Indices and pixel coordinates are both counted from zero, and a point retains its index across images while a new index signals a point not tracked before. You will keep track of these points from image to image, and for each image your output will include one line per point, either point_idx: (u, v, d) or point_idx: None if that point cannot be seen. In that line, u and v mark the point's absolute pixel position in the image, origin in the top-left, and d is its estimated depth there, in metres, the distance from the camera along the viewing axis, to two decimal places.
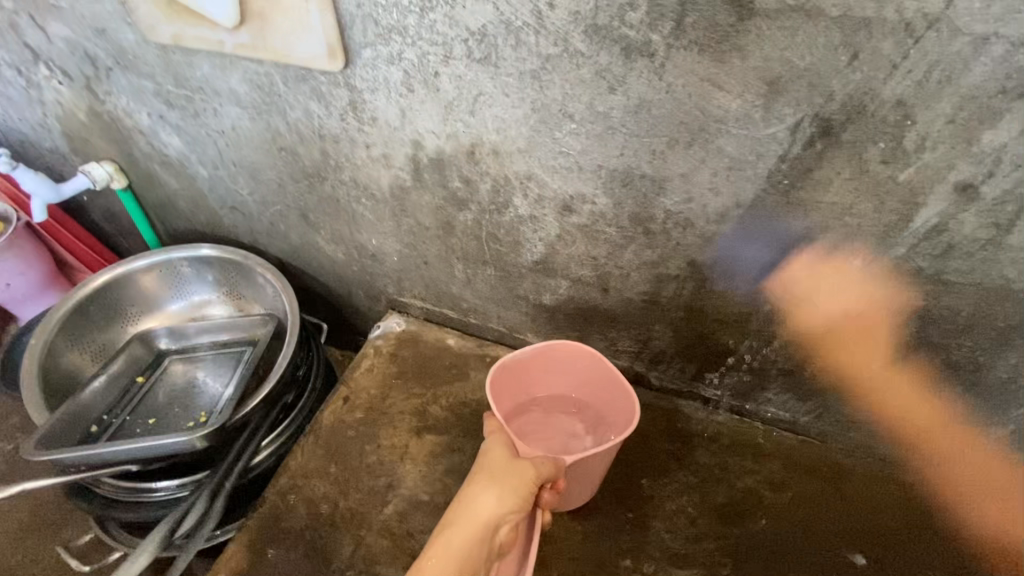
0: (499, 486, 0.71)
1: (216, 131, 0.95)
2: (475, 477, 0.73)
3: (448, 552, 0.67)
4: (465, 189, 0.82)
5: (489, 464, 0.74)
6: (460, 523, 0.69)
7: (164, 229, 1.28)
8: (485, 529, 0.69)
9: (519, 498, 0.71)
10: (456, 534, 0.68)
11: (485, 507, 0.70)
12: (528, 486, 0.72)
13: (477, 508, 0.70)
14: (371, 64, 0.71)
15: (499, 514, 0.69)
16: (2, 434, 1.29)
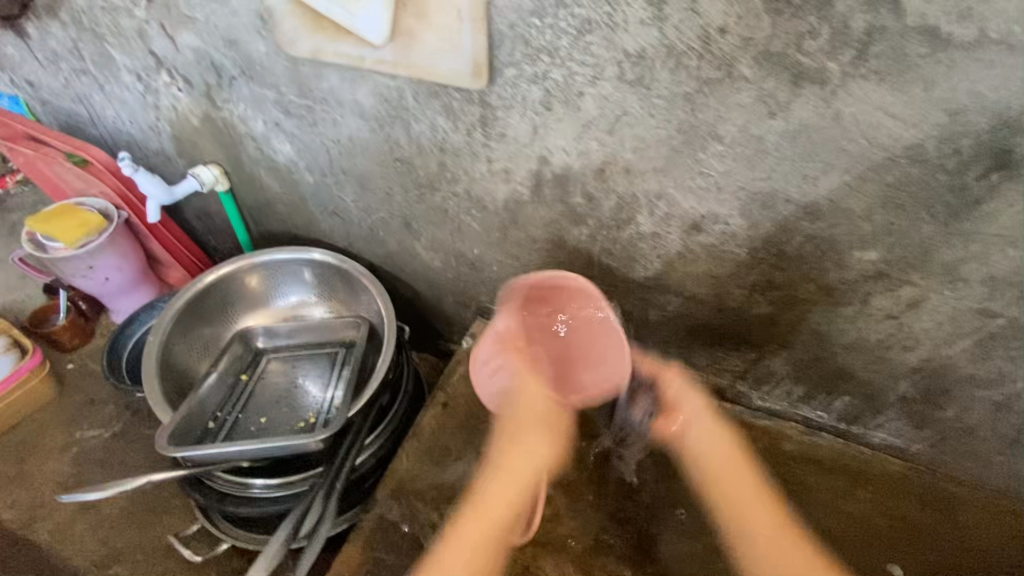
0: (542, 444, 0.81)
1: (331, 140, 0.98)
2: (512, 431, 0.81)
3: (500, 492, 0.78)
4: (586, 205, 0.82)
5: (526, 423, 0.81)
6: (514, 472, 0.79)
7: (256, 230, 1.32)
8: (533, 477, 0.80)
9: (559, 450, 0.83)
10: (510, 481, 0.78)
11: (537, 456, 0.80)
12: (563, 440, 0.84)
13: (529, 458, 0.80)
14: (514, 83, 0.72)
15: (545, 467, 0.81)
16: (99, 421, 1.34)
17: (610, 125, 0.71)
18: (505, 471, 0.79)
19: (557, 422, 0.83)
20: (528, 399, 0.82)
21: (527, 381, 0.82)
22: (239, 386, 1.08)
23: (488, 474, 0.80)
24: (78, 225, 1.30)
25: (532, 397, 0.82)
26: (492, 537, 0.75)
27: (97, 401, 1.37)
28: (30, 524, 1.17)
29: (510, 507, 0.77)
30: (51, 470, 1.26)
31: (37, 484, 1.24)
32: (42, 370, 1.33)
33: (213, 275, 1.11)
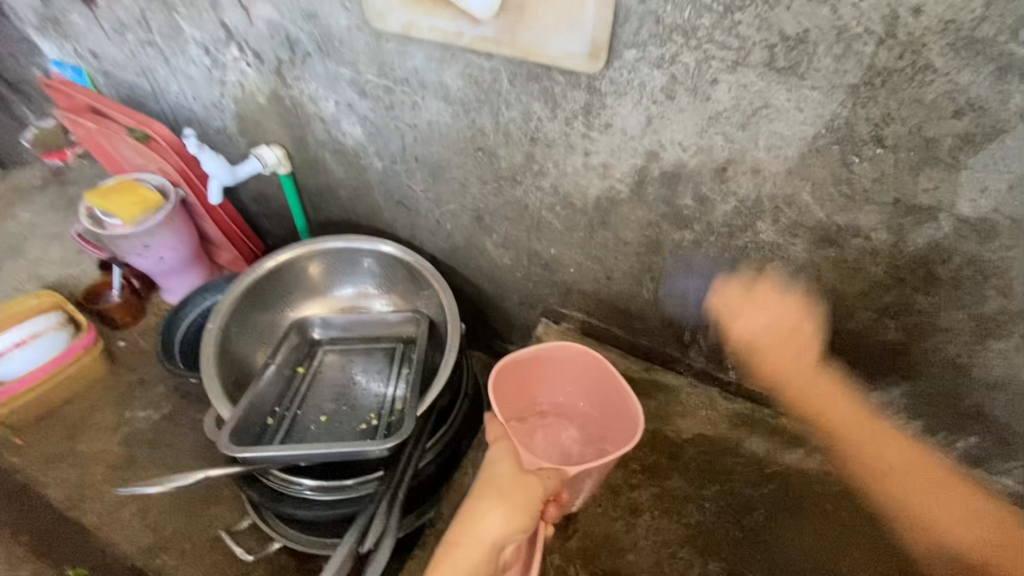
0: (501, 498, 0.71)
1: (407, 125, 0.91)
2: (482, 492, 0.72)
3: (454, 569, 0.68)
4: (695, 208, 0.73)
5: (494, 483, 0.73)
6: (465, 542, 0.69)
7: (314, 215, 1.27)
8: (489, 548, 0.68)
9: (527, 517, 0.69)
10: (461, 557, 0.68)
11: (492, 526, 0.70)
12: (534, 503, 0.70)
13: (482, 530, 0.69)
14: (635, 67, 0.64)
15: (508, 535, 0.69)
16: (148, 403, 1.32)
17: (745, 118, 0.62)
18: (466, 542, 0.70)
19: (514, 488, 0.71)
20: (493, 464, 0.75)
21: (498, 449, 0.75)
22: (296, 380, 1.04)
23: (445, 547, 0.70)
24: (137, 203, 1.27)
25: (500, 460, 0.75)
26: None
27: (148, 382, 1.35)
28: (80, 504, 1.15)
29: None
30: (101, 450, 1.24)
31: (87, 463, 1.22)
32: (95, 350, 1.31)
33: (272, 262, 1.07)
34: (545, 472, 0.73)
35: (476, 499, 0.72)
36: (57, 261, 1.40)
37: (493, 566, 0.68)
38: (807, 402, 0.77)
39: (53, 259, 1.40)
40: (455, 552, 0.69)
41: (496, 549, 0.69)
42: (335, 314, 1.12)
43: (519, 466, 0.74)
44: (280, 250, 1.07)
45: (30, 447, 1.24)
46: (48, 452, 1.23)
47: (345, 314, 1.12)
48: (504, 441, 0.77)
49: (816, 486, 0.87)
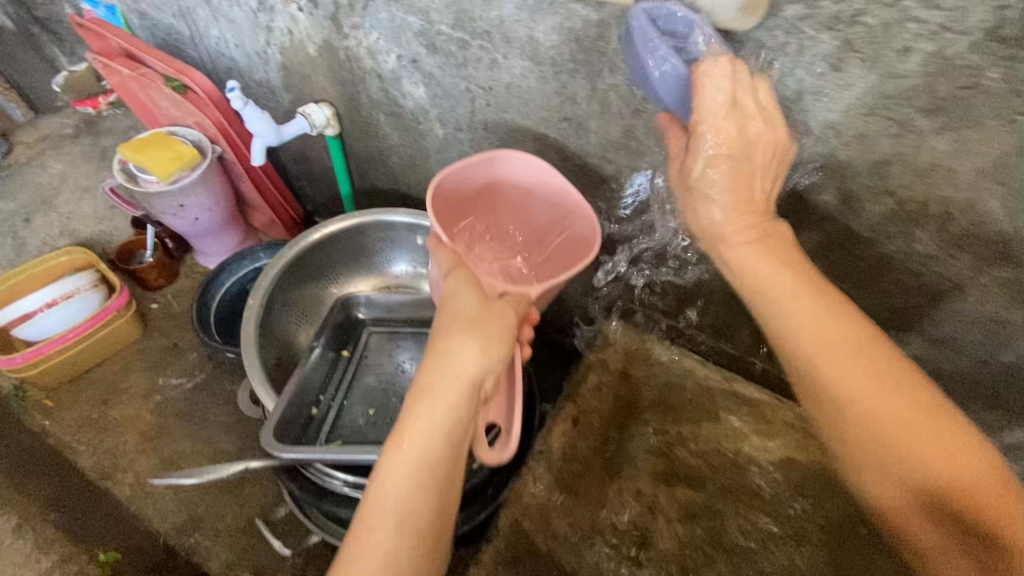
0: (482, 336, 0.56)
1: (481, 88, 0.79)
2: (447, 322, 0.58)
3: (433, 413, 0.52)
4: (834, 206, 0.61)
5: (461, 311, 0.59)
6: (443, 374, 0.54)
7: (361, 182, 1.16)
8: (470, 385, 0.54)
9: (506, 344, 0.57)
10: (440, 401, 0.53)
11: (470, 357, 0.55)
12: (510, 330, 0.59)
13: (456, 357, 0.55)
14: (798, 30, 0.51)
15: (491, 361, 0.55)
16: (181, 370, 1.26)
17: (937, 101, 0.49)
18: (434, 386, 0.53)
19: (491, 316, 0.59)
20: (450, 301, 0.60)
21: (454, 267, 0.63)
22: (341, 364, 0.96)
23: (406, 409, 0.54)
24: (173, 158, 1.18)
25: (461, 290, 0.61)
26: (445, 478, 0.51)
27: (182, 348, 1.29)
28: (111, 475, 1.11)
29: (424, 467, 0.51)
30: (134, 417, 1.19)
31: (119, 431, 1.17)
32: (128, 313, 1.25)
33: (318, 234, 0.97)
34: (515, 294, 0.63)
35: (438, 339, 0.57)
36: (89, 217, 1.33)
37: (477, 405, 0.55)
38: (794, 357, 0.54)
39: (85, 214, 1.32)
40: (411, 449, 0.51)
41: (479, 390, 0.55)
42: (382, 293, 1.03)
43: (487, 296, 0.61)
44: (325, 221, 0.97)
45: (63, 411, 1.19)
46: (81, 416, 1.19)
47: (392, 294, 1.03)
48: (463, 271, 0.63)
49: None
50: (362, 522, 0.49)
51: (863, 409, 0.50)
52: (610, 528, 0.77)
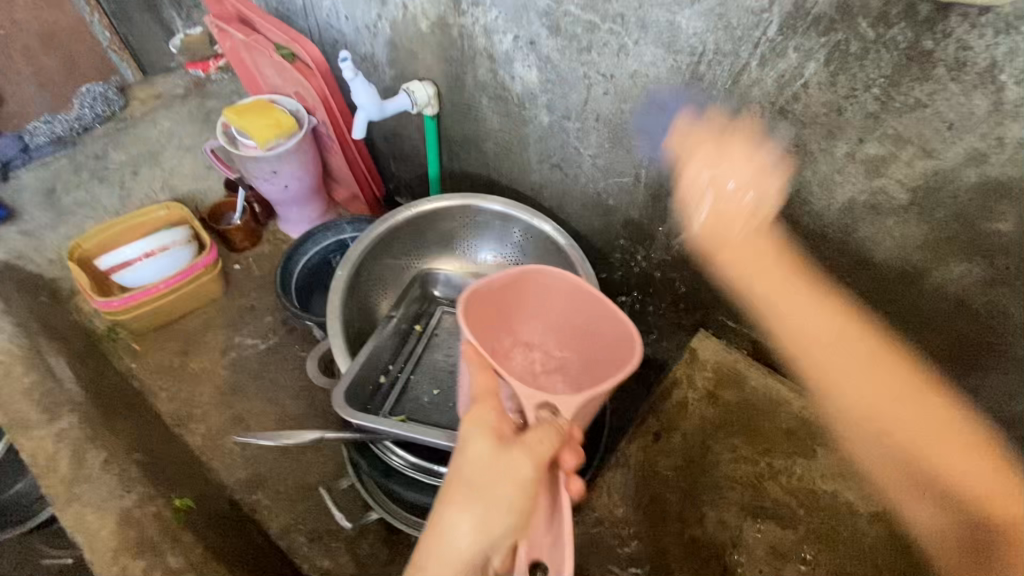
0: (477, 508, 0.48)
1: (600, 77, 0.76)
2: (448, 482, 0.50)
3: None
4: (1013, 237, 0.53)
5: (466, 479, 0.49)
6: (429, 570, 0.47)
7: (449, 166, 1.17)
8: (474, 566, 0.48)
9: (517, 513, 0.48)
10: None
11: (469, 531, 0.48)
12: (527, 489, 0.48)
13: (455, 542, 0.47)
14: (1015, 29, 0.44)
15: (494, 537, 0.48)
16: (258, 330, 1.33)
17: None
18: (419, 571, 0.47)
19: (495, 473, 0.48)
20: (461, 451, 0.50)
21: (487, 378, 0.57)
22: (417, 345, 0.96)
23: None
24: (271, 125, 1.22)
25: (473, 440, 0.51)
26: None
27: (259, 311, 1.37)
28: (185, 422, 1.16)
29: None
30: (210, 372, 1.25)
31: (197, 382, 1.23)
32: (213, 270, 1.30)
33: (408, 211, 0.97)
34: (543, 436, 0.50)
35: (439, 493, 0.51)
36: (188, 174, 1.37)
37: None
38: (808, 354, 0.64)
39: (184, 171, 1.36)
40: None
41: (480, 567, 0.48)
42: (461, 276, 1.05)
43: (505, 441, 0.50)
44: (417, 200, 0.98)
45: (147, 355, 1.25)
46: (162, 362, 1.25)
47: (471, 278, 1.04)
48: (484, 403, 0.53)
49: None
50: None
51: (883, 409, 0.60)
52: (685, 555, 0.73)
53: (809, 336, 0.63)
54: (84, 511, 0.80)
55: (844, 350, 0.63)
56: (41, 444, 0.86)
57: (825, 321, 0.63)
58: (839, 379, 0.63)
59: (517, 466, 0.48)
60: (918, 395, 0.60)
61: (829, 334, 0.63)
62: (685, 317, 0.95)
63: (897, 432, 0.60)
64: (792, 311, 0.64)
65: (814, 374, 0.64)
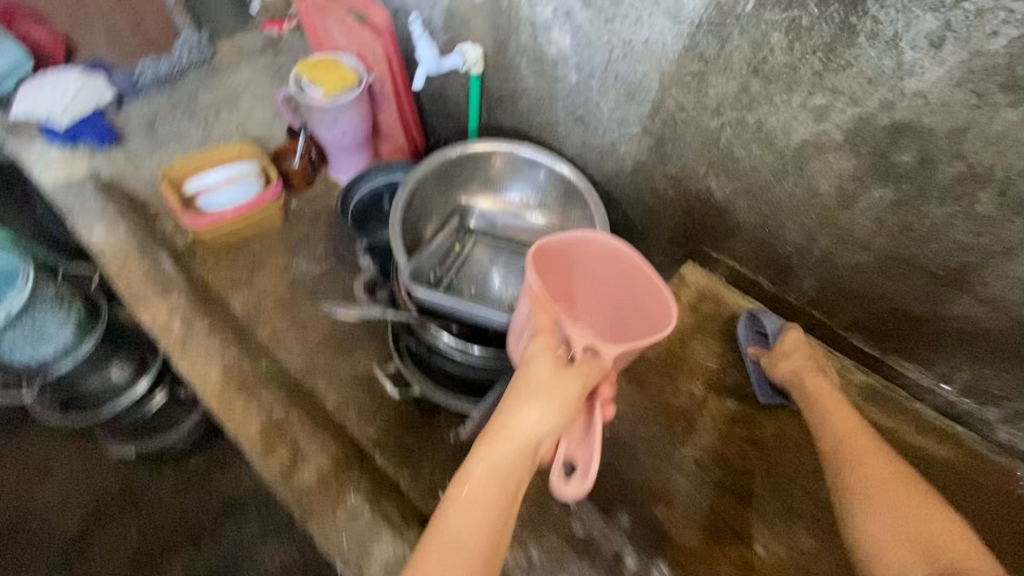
0: (538, 401, 0.60)
1: (620, 43, 0.96)
2: (514, 388, 0.62)
3: (484, 474, 0.57)
4: (914, 166, 0.73)
5: (533, 384, 0.61)
6: (496, 448, 0.58)
7: (487, 121, 1.37)
8: (528, 449, 0.58)
9: (568, 413, 0.60)
10: (494, 461, 0.57)
11: (531, 420, 0.59)
12: (576, 398, 0.61)
13: (518, 426, 0.58)
14: (907, 8, 0.63)
15: (552, 429, 0.59)
16: (312, 257, 1.55)
17: (1015, 78, 0.61)
18: (484, 458, 0.57)
19: (559, 378, 0.61)
20: (528, 367, 0.63)
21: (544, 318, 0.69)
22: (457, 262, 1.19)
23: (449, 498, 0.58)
24: (338, 79, 1.43)
25: (540, 358, 0.64)
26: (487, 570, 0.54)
27: (312, 239, 1.58)
28: (254, 323, 1.39)
29: (486, 518, 0.55)
30: (272, 286, 1.47)
31: (262, 293, 1.45)
32: (275, 204, 1.51)
33: (459, 149, 1.18)
34: (592, 362, 0.63)
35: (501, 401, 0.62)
36: (258, 119, 1.59)
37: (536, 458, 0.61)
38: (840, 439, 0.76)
39: (256, 116, 1.58)
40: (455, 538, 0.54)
41: (533, 453, 0.59)
42: (493, 211, 1.26)
43: (564, 364, 0.63)
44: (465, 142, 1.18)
45: (221, 269, 1.48)
46: (232, 276, 1.47)
47: (501, 215, 1.26)
48: (546, 334, 0.66)
49: (935, 468, 0.89)
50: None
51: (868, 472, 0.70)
52: (662, 414, 0.93)
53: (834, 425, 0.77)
54: (196, 362, 1.03)
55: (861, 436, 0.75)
56: (157, 314, 1.09)
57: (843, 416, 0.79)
58: (862, 458, 0.72)
59: (576, 377, 0.61)
60: (909, 486, 0.68)
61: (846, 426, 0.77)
62: (679, 250, 1.15)
63: (893, 494, 0.67)
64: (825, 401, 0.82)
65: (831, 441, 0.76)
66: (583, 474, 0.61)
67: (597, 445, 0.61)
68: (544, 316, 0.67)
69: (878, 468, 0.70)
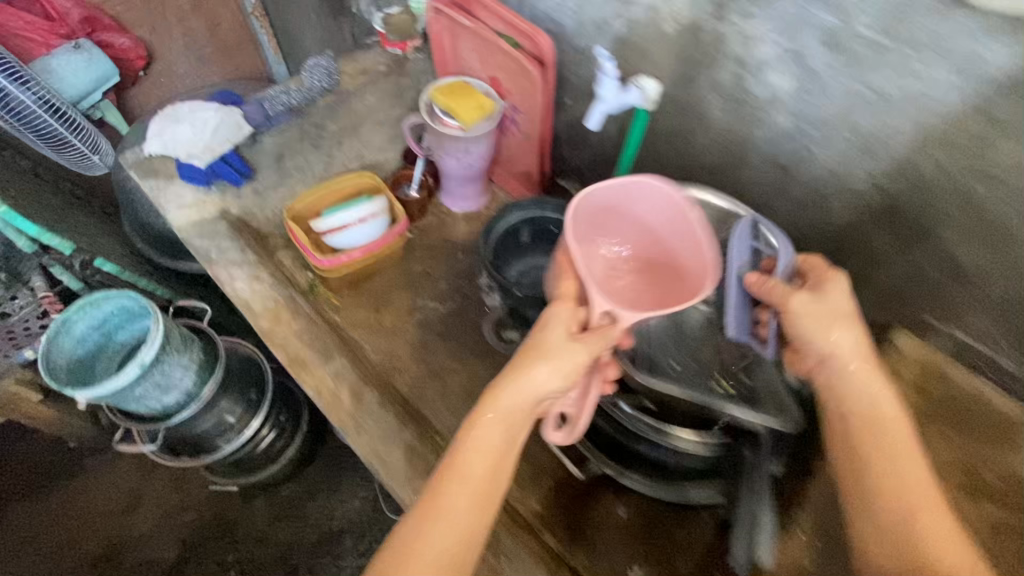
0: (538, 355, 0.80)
1: (870, 94, 0.85)
2: (525, 355, 0.80)
3: (494, 413, 0.78)
4: None
5: (550, 349, 0.80)
6: (508, 393, 0.78)
7: (644, 157, 1.26)
8: (533, 402, 0.79)
9: (567, 380, 0.80)
10: (501, 406, 0.78)
11: (542, 383, 0.79)
12: (579, 367, 0.80)
13: (534, 384, 0.78)
14: None
15: (558, 389, 0.80)
16: (437, 295, 1.46)
17: None
18: (492, 407, 0.78)
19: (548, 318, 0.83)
20: (560, 351, 0.80)
21: (570, 283, 0.86)
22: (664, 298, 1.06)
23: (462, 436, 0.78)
24: (477, 108, 1.32)
25: (560, 323, 0.82)
26: (477, 486, 0.75)
27: (435, 277, 1.49)
28: (392, 375, 1.31)
29: (487, 466, 0.76)
30: (402, 329, 1.39)
31: (394, 338, 1.37)
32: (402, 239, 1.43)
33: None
34: (601, 338, 0.82)
35: (517, 360, 0.80)
36: (376, 145, 1.48)
37: (532, 412, 0.80)
38: (897, 447, 0.78)
39: (374, 143, 1.47)
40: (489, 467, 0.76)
41: (534, 406, 0.79)
42: None
43: (577, 334, 0.82)
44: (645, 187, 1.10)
45: (346, 310, 1.40)
46: (359, 319, 1.39)
47: None
48: (565, 304, 0.84)
49: None
50: (444, 498, 0.73)
51: (920, 485, 0.76)
52: None
53: (880, 433, 0.79)
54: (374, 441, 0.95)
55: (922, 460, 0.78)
56: (323, 381, 1.01)
57: (900, 424, 0.79)
58: (912, 484, 0.75)
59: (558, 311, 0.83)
60: (941, 501, 0.75)
61: (876, 436, 0.79)
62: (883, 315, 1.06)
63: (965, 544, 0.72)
64: (923, 457, 0.77)
65: (877, 446, 0.78)
66: (571, 427, 0.88)
67: (590, 401, 0.87)
68: (570, 286, 0.85)
69: (902, 508, 0.74)
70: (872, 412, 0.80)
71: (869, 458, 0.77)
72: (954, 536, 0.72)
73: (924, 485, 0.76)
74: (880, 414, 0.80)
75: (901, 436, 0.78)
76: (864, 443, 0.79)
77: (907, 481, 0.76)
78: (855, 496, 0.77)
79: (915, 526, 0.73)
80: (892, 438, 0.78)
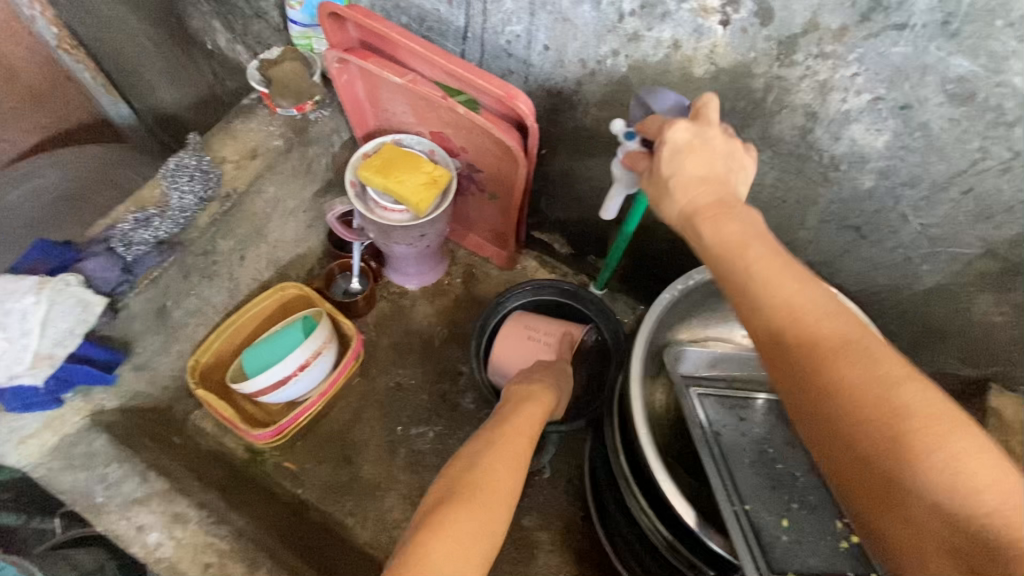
0: (535, 408, 0.75)
1: (1007, 155, 0.63)
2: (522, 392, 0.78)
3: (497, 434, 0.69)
4: None
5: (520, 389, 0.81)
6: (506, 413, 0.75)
7: (656, 214, 0.99)
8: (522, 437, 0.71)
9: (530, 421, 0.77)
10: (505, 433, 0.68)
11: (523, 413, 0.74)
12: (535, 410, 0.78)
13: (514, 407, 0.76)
14: None
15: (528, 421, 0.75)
16: (413, 416, 1.12)
17: None
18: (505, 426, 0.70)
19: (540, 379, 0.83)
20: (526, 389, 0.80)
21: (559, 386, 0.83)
22: (750, 414, 0.82)
23: (479, 450, 0.64)
24: (428, 183, 0.96)
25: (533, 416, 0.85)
26: (500, 508, 0.58)
27: (409, 387, 1.15)
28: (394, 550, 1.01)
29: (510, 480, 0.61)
30: (387, 478, 1.07)
31: (379, 496, 1.05)
32: (357, 362, 1.09)
33: (684, 285, 0.84)
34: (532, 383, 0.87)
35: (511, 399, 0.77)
36: (292, 240, 1.10)
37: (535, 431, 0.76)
38: (771, 317, 0.46)
39: (289, 237, 1.09)
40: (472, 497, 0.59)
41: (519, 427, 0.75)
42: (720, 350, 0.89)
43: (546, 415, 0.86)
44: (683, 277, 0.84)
45: (309, 475, 1.06)
46: (329, 480, 1.06)
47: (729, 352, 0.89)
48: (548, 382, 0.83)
49: None
50: (461, 507, 0.56)
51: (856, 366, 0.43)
52: None
53: (785, 304, 0.46)
54: None
55: (791, 291, 0.46)
56: None
57: (768, 266, 0.47)
58: (832, 342, 0.44)
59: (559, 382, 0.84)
60: (824, 353, 0.44)
61: (818, 314, 0.45)
62: (974, 373, 0.89)
63: (868, 409, 0.42)
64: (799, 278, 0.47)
65: (759, 309, 0.47)
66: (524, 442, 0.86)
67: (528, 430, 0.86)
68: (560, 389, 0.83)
69: (861, 389, 0.42)
70: (770, 317, 0.46)
71: (863, 435, 0.42)
72: (921, 401, 0.41)
73: (827, 333, 0.45)
74: (785, 276, 0.47)
75: (803, 285, 0.47)
76: (805, 331, 0.45)
77: (833, 355, 0.44)
78: (775, 368, 0.47)
79: (898, 498, 0.41)
80: (795, 307, 0.46)
